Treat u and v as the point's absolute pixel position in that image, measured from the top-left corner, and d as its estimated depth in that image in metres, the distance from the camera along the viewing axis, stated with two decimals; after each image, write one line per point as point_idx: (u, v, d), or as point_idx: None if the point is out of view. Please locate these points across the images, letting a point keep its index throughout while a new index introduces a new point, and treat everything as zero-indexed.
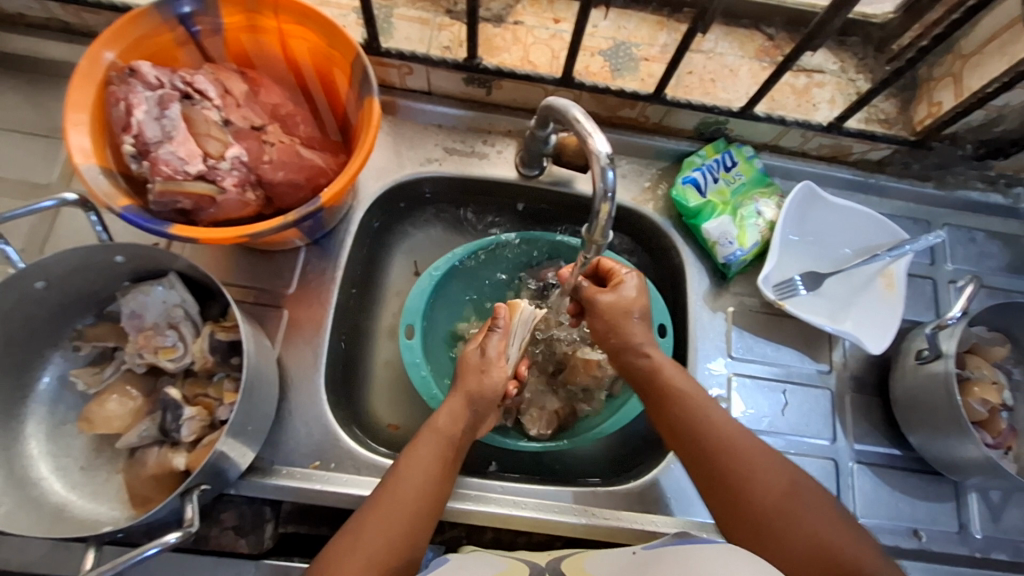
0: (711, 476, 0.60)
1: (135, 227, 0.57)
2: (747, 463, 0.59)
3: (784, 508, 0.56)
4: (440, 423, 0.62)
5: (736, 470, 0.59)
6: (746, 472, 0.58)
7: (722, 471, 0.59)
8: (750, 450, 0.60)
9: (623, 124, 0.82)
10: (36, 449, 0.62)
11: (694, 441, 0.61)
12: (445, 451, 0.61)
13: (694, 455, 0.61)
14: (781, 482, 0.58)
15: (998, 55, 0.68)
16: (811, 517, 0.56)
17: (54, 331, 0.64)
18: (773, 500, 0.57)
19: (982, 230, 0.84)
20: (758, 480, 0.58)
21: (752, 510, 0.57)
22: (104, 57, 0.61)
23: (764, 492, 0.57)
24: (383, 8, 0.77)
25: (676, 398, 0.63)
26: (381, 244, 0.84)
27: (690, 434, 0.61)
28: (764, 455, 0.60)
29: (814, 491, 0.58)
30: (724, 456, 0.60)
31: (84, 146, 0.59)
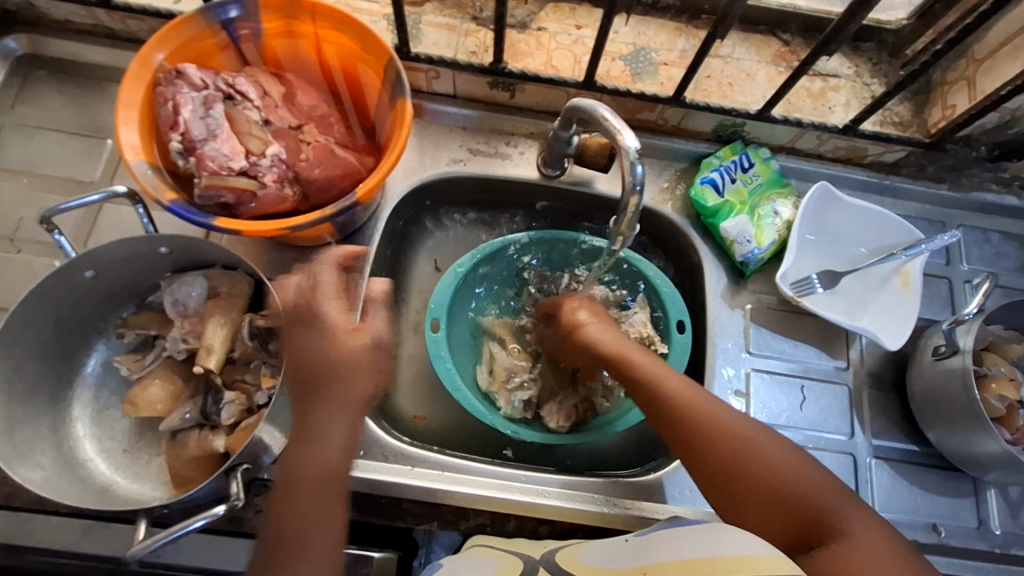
0: (672, 430, 0.63)
1: (182, 219, 0.60)
2: (702, 418, 0.62)
3: (754, 476, 0.59)
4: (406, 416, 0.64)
5: (695, 424, 0.62)
6: (704, 427, 0.61)
7: (681, 425, 0.62)
8: (709, 407, 0.63)
9: (642, 127, 0.85)
10: (81, 431, 0.64)
11: (654, 399, 0.64)
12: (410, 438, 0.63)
13: (656, 411, 0.64)
14: (736, 436, 0.61)
15: (1010, 58, 0.70)
16: (764, 467, 0.59)
17: (99, 318, 0.67)
18: (729, 452, 0.60)
19: (998, 231, 0.85)
20: (717, 431, 0.61)
21: (708, 460, 0.60)
22: (153, 59, 0.64)
23: (721, 443, 0.60)
24: (412, 15, 0.81)
25: (636, 363, 0.67)
26: (406, 241, 0.86)
27: (651, 395, 0.64)
28: (722, 411, 0.62)
29: (774, 443, 0.61)
30: (683, 412, 0.62)
31: (133, 142, 0.62)
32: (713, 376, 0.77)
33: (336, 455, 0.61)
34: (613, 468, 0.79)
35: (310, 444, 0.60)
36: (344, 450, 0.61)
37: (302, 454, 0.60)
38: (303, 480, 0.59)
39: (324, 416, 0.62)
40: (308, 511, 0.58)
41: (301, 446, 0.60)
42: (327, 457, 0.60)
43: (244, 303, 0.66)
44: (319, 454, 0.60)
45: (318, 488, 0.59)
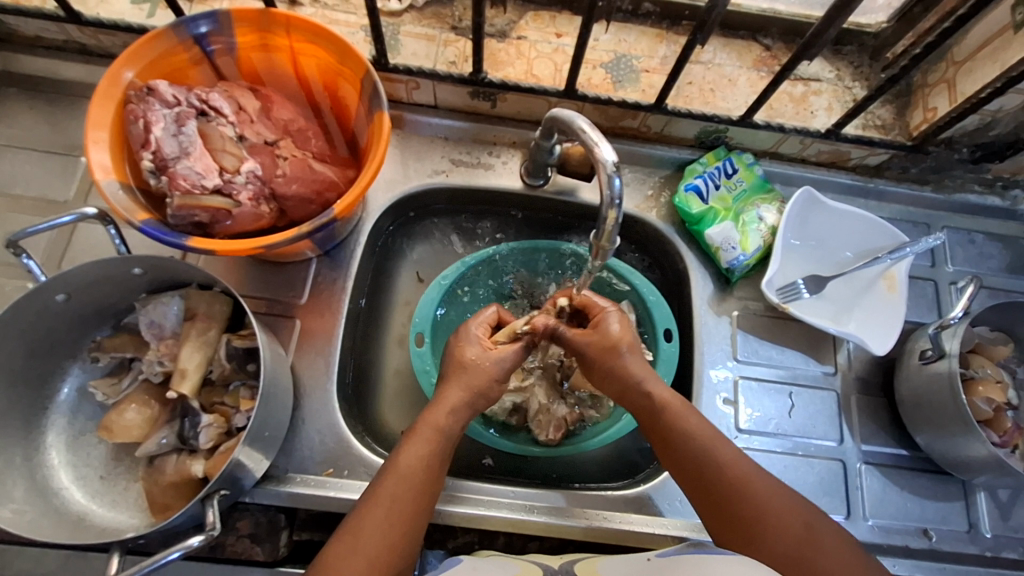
0: (730, 508, 0.58)
1: (155, 240, 0.59)
2: (768, 499, 0.57)
3: (799, 543, 0.55)
4: (439, 420, 0.62)
5: (757, 504, 0.57)
6: (761, 503, 0.57)
7: (740, 503, 0.57)
8: (772, 490, 0.58)
9: (625, 134, 0.84)
10: (56, 459, 0.63)
11: (711, 467, 0.60)
12: (435, 453, 0.60)
13: (715, 483, 0.59)
14: (798, 524, 0.56)
15: (990, 61, 0.70)
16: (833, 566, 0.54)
17: (73, 342, 0.65)
18: (795, 542, 0.55)
19: (981, 232, 0.85)
20: (779, 516, 0.56)
21: (770, 551, 0.55)
22: (123, 77, 0.63)
23: (785, 531, 0.56)
24: (391, 26, 0.80)
25: (698, 427, 0.62)
26: (389, 254, 0.85)
27: (711, 461, 0.60)
28: (787, 496, 0.58)
29: (842, 545, 0.56)
30: (744, 491, 0.58)
31: (104, 162, 0.61)
32: (701, 385, 0.77)
33: (456, 422, 0.63)
34: (602, 480, 0.78)
35: (415, 453, 0.59)
36: (455, 411, 0.63)
37: (415, 454, 0.59)
38: (398, 493, 0.57)
39: (453, 398, 0.63)
40: (388, 525, 0.55)
41: (415, 448, 0.60)
42: (437, 425, 0.62)
43: (222, 323, 0.65)
44: (422, 461, 0.59)
45: (416, 493, 0.58)
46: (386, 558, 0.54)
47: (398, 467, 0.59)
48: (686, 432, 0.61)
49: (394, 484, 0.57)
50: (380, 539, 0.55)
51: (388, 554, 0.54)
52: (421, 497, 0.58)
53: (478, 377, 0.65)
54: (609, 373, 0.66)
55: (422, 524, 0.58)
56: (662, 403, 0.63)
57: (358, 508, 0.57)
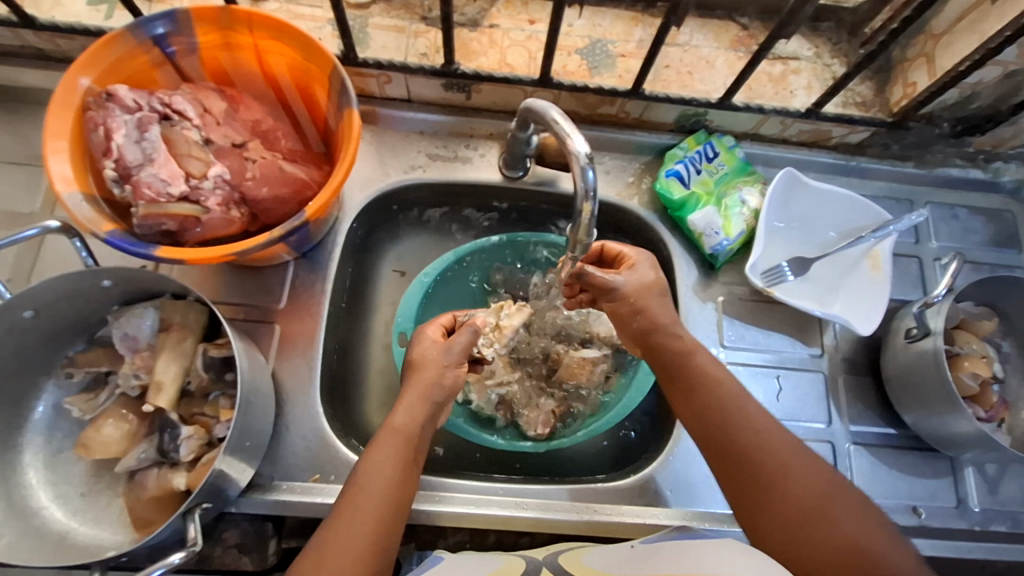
0: (731, 465, 0.59)
1: (122, 251, 0.57)
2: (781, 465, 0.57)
3: (812, 510, 0.55)
4: (397, 422, 0.60)
5: (759, 456, 0.58)
6: (778, 467, 0.57)
7: (742, 460, 0.59)
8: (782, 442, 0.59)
9: (603, 121, 0.82)
10: (34, 478, 0.62)
11: (719, 428, 0.60)
12: (405, 450, 0.59)
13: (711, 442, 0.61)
14: (812, 491, 0.56)
15: (969, 32, 0.68)
16: (845, 519, 0.54)
17: (45, 359, 0.64)
18: (797, 493, 0.56)
19: (965, 206, 0.85)
20: (785, 464, 0.57)
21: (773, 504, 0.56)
22: (80, 83, 0.61)
23: (794, 488, 0.56)
24: (358, 18, 0.78)
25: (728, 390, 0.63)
26: (368, 254, 0.84)
27: (734, 422, 0.60)
28: (789, 447, 0.59)
29: (850, 494, 0.56)
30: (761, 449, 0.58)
31: (65, 173, 0.59)
32: None
33: (413, 419, 0.61)
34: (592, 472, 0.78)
35: (381, 455, 0.58)
36: (409, 410, 0.61)
37: (384, 454, 0.58)
38: (370, 498, 0.55)
39: (411, 397, 0.62)
40: (361, 537, 0.53)
41: (381, 448, 0.58)
42: (393, 426, 0.60)
43: (198, 333, 0.64)
44: (393, 466, 0.57)
45: (383, 498, 0.56)
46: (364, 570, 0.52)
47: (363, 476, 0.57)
48: (703, 393, 0.62)
49: (363, 496, 0.55)
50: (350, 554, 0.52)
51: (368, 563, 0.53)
52: (388, 503, 0.56)
53: (428, 368, 0.63)
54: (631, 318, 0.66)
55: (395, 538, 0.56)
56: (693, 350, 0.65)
57: (322, 526, 0.55)
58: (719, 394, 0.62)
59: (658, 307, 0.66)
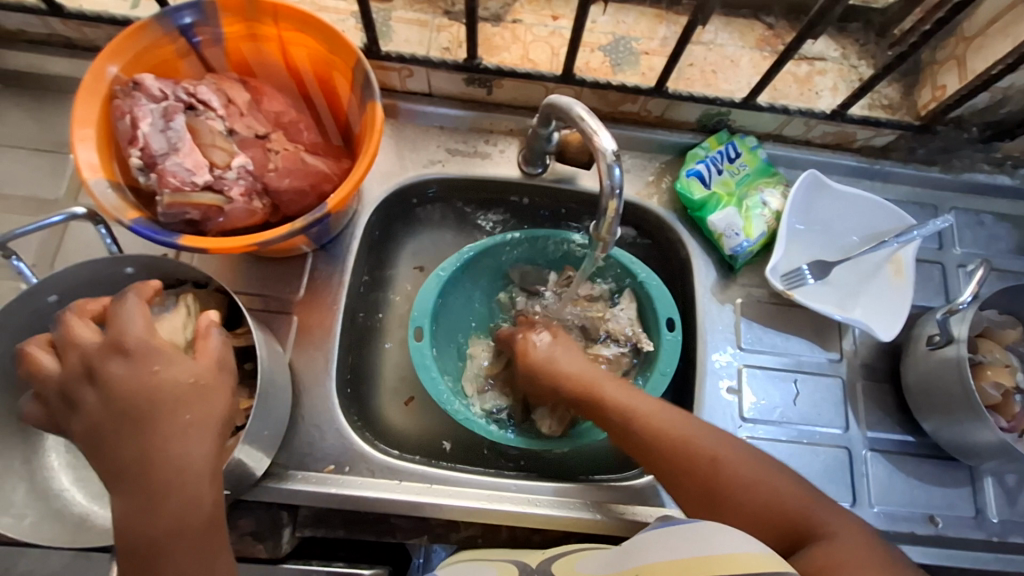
0: (643, 459, 0.61)
1: (146, 239, 0.58)
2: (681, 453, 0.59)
3: (714, 481, 0.57)
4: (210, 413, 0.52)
5: (659, 453, 0.60)
6: (678, 455, 0.59)
7: (648, 456, 0.61)
8: (674, 427, 0.61)
9: (624, 119, 0.82)
10: (56, 460, 0.63)
11: (622, 434, 0.63)
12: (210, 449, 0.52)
13: (621, 442, 0.63)
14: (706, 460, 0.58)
15: (1002, 36, 0.67)
16: (742, 476, 0.57)
17: None
18: (704, 475, 0.57)
19: (990, 213, 0.83)
20: (693, 446, 0.59)
21: (687, 488, 0.58)
22: (107, 71, 0.61)
23: (695, 466, 0.58)
24: (381, 11, 0.78)
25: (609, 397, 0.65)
26: (386, 248, 0.84)
27: (626, 428, 0.63)
28: (684, 426, 0.61)
29: (740, 454, 0.58)
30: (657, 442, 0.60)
31: (91, 161, 0.59)
32: (704, 373, 0.76)
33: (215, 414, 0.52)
34: (606, 470, 0.78)
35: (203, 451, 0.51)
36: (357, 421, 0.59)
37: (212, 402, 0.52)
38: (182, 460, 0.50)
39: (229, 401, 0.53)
40: (206, 498, 0.50)
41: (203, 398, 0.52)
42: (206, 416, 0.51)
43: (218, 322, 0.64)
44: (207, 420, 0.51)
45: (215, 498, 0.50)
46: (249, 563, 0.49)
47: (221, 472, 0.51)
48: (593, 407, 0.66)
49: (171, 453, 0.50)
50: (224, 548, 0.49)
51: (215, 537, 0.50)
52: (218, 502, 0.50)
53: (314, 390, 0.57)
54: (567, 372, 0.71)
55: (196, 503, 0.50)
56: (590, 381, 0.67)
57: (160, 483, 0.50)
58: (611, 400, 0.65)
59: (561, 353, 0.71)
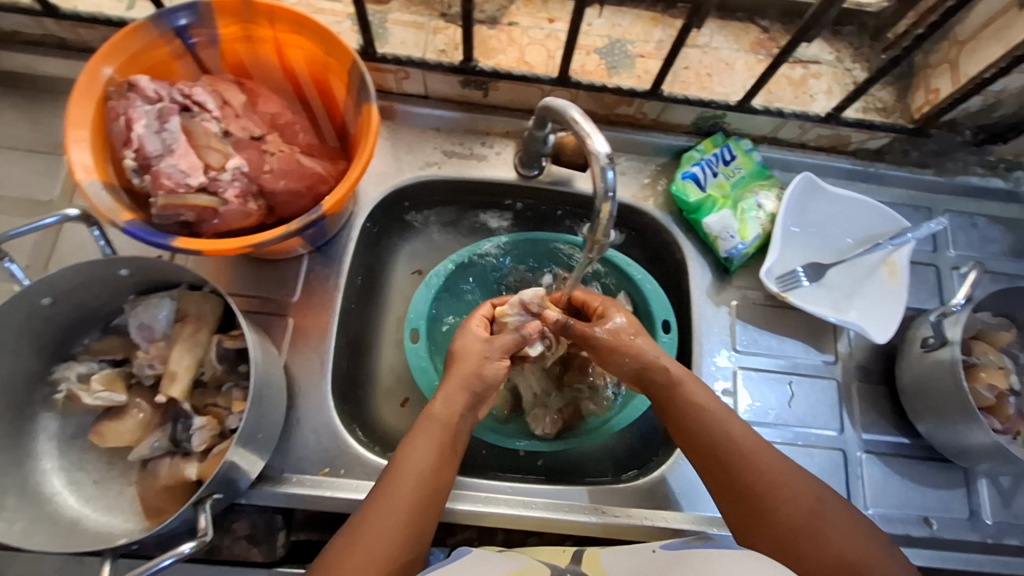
0: (727, 488, 0.58)
1: (140, 241, 0.58)
2: (770, 484, 0.57)
3: (806, 524, 0.54)
4: (435, 410, 0.61)
5: (748, 477, 0.57)
6: (767, 486, 0.57)
7: (733, 478, 0.58)
8: (771, 459, 0.58)
9: (620, 122, 0.82)
10: (48, 464, 0.62)
11: (705, 446, 0.60)
12: (444, 443, 0.59)
13: (701, 454, 0.60)
14: (804, 500, 0.56)
15: (994, 40, 0.68)
16: (835, 534, 0.54)
17: (61, 346, 0.64)
18: (799, 513, 0.55)
19: (984, 215, 0.84)
20: (781, 482, 0.57)
21: (771, 530, 0.55)
22: (102, 72, 0.61)
23: (787, 504, 0.56)
24: (378, 14, 0.78)
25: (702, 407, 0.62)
26: (382, 250, 0.84)
27: (714, 442, 0.60)
28: (776, 457, 0.59)
29: (835, 505, 0.57)
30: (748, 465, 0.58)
31: (85, 162, 0.59)
32: (699, 375, 0.76)
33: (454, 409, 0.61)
34: (599, 473, 0.77)
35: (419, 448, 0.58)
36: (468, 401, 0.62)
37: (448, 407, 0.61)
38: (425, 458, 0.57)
39: (449, 388, 0.62)
40: (404, 511, 0.55)
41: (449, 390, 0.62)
42: (441, 418, 0.60)
43: (212, 324, 0.64)
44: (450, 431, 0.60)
45: (418, 494, 0.56)
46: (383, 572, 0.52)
47: (400, 466, 0.57)
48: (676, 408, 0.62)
49: (412, 463, 0.57)
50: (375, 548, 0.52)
51: (398, 558, 0.52)
52: (425, 491, 0.56)
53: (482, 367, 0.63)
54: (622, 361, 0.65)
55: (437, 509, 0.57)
56: (676, 380, 0.63)
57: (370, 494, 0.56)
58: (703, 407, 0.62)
59: (646, 344, 0.65)
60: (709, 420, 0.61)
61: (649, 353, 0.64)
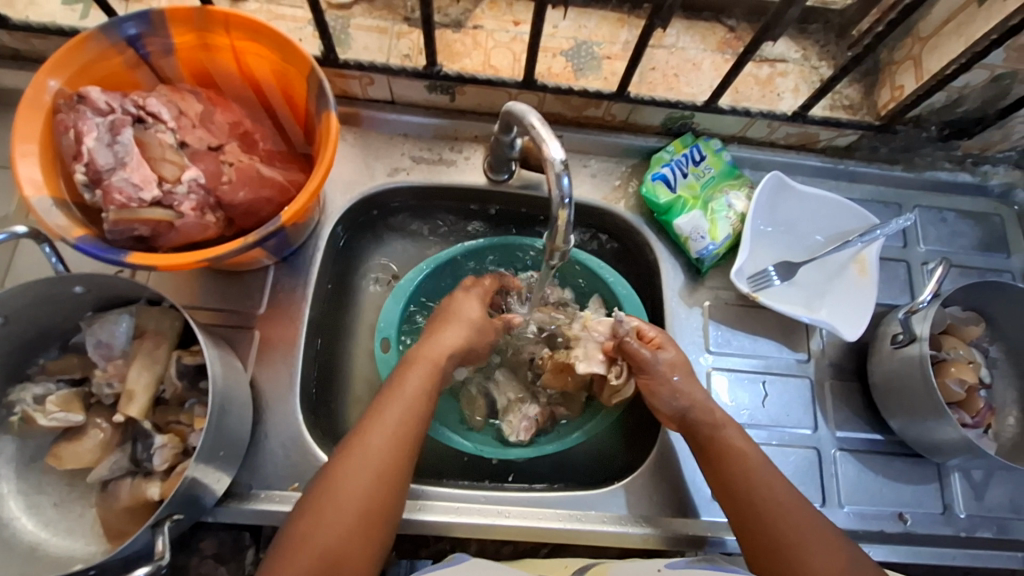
0: (757, 536, 0.59)
1: (91, 257, 0.56)
2: (804, 541, 0.57)
3: None
4: (425, 352, 0.66)
5: (783, 533, 0.58)
6: (801, 544, 0.57)
7: (766, 530, 0.59)
8: (808, 518, 0.59)
9: (589, 124, 0.81)
10: (5, 487, 0.60)
11: (742, 496, 0.61)
12: (428, 384, 0.63)
13: (735, 503, 0.61)
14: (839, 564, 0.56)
15: (955, 36, 0.68)
16: None
17: (17, 366, 0.62)
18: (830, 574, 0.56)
19: (952, 210, 0.84)
20: (814, 544, 0.57)
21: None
22: (50, 85, 0.60)
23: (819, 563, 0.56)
24: (340, 19, 0.77)
25: (744, 459, 0.62)
26: (352, 258, 0.83)
27: (750, 494, 0.60)
28: (813, 517, 0.59)
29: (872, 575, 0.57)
30: (782, 520, 0.59)
31: (34, 177, 0.58)
32: None
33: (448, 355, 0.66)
34: (574, 478, 0.77)
35: (404, 391, 0.62)
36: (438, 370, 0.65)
37: (416, 382, 0.63)
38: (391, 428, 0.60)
39: (448, 336, 0.68)
40: (387, 451, 0.58)
41: (416, 373, 0.64)
42: (431, 359, 0.65)
43: (173, 340, 0.62)
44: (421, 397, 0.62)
45: (400, 434, 0.60)
46: (369, 511, 0.56)
47: (382, 415, 0.60)
48: (718, 455, 0.63)
49: (377, 432, 0.59)
50: (359, 491, 0.56)
51: (376, 509, 0.56)
52: (406, 432, 0.60)
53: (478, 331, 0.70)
54: (671, 397, 0.66)
55: (409, 467, 0.60)
56: (720, 424, 0.65)
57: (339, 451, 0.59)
58: (745, 458, 0.63)
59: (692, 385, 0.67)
60: (749, 472, 0.62)
61: (700, 396, 0.66)
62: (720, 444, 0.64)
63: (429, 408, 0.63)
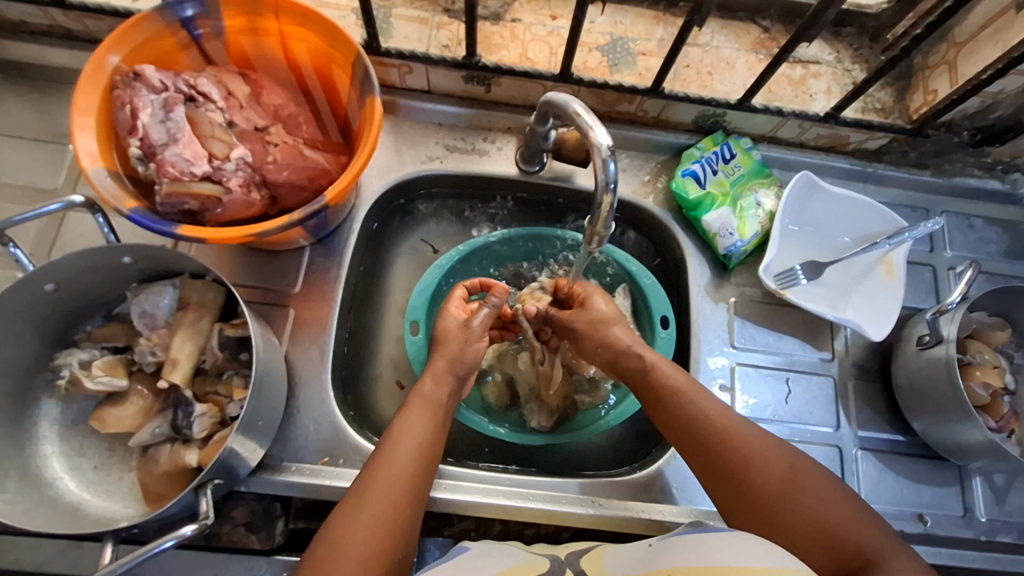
0: (701, 456, 0.60)
1: (144, 228, 0.58)
2: (745, 452, 0.58)
3: (785, 491, 0.56)
4: (426, 389, 0.65)
5: (726, 453, 0.58)
6: (742, 458, 0.58)
7: (709, 450, 0.59)
8: (752, 436, 0.59)
9: (621, 119, 0.83)
10: (49, 448, 0.63)
11: (683, 429, 0.61)
12: (436, 417, 0.63)
13: (676, 433, 0.62)
14: (782, 468, 0.57)
15: (992, 41, 0.68)
16: (809, 500, 0.55)
17: (64, 332, 0.64)
18: (775, 481, 0.56)
19: (980, 216, 0.84)
20: (758, 455, 0.58)
21: (751, 490, 0.56)
22: (108, 61, 0.62)
23: (765, 473, 0.57)
24: (383, 8, 0.78)
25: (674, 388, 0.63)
26: (384, 243, 0.84)
27: (687, 421, 0.61)
28: (754, 431, 0.60)
29: (822, 479, 0.56)
30: (726, 436, 0.59)
31: (91, 149, 0.60)
32: (697, 373, 0.76)
33: (442, 388, 0.66)
34: (595, 466, 0.78)
35: (414, 420, 0.61)
36: (437, 377, 0.66)
37: (413, 421, 0.61)
38: (392, 471, 0.57)
39: (437, 367, 0.67)
40: (404, 471, 0.57)
41: (412, 416, 0.62)
42: (426, 394, 0.64)
43: (214, 312, 0.64)
44: (419, 436, 0.60)
45: (418, 459, 0.59)
46: (385, 539, 0.53)
47: (395, 435, 0.60)
48: (653, 391, 0.64)
49: (394, 451, 0.58)
50: (383, 500, 0.55)
51: (392, 527, 0.54)
52: (420, 460, 0.59)
53: (455, 346, 0.68)
54: (598, 350, 0.70)
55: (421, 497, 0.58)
56: (651, 364, 0.66)
57: (361, 474, 0.58)
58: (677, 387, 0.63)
59: (623, 332, 0.69)
60: (684, 401, 0.62)
61: (625, 342, 0.68)
62: (652, 381, 0.65)
63: (438, 443, 0.62)
